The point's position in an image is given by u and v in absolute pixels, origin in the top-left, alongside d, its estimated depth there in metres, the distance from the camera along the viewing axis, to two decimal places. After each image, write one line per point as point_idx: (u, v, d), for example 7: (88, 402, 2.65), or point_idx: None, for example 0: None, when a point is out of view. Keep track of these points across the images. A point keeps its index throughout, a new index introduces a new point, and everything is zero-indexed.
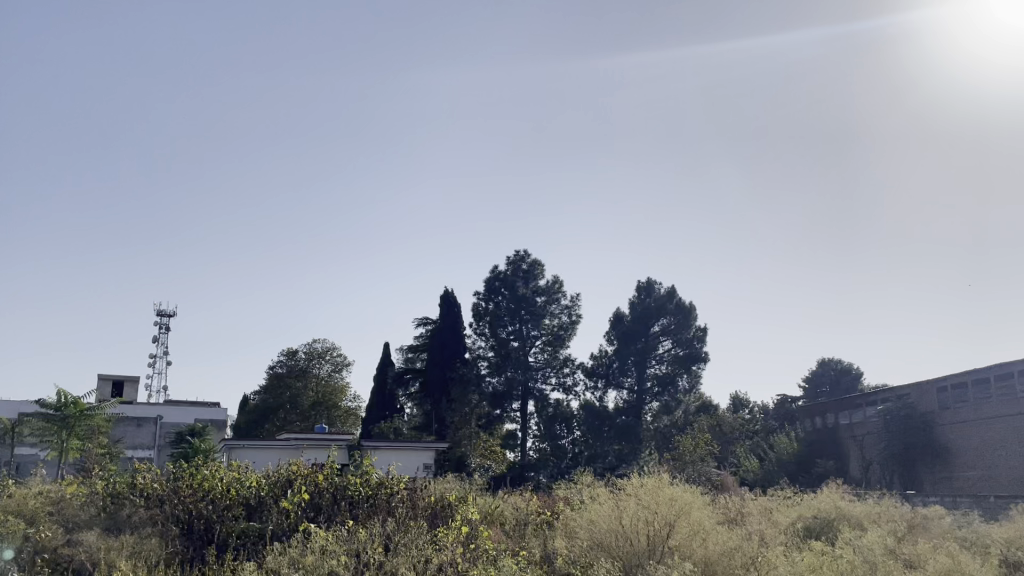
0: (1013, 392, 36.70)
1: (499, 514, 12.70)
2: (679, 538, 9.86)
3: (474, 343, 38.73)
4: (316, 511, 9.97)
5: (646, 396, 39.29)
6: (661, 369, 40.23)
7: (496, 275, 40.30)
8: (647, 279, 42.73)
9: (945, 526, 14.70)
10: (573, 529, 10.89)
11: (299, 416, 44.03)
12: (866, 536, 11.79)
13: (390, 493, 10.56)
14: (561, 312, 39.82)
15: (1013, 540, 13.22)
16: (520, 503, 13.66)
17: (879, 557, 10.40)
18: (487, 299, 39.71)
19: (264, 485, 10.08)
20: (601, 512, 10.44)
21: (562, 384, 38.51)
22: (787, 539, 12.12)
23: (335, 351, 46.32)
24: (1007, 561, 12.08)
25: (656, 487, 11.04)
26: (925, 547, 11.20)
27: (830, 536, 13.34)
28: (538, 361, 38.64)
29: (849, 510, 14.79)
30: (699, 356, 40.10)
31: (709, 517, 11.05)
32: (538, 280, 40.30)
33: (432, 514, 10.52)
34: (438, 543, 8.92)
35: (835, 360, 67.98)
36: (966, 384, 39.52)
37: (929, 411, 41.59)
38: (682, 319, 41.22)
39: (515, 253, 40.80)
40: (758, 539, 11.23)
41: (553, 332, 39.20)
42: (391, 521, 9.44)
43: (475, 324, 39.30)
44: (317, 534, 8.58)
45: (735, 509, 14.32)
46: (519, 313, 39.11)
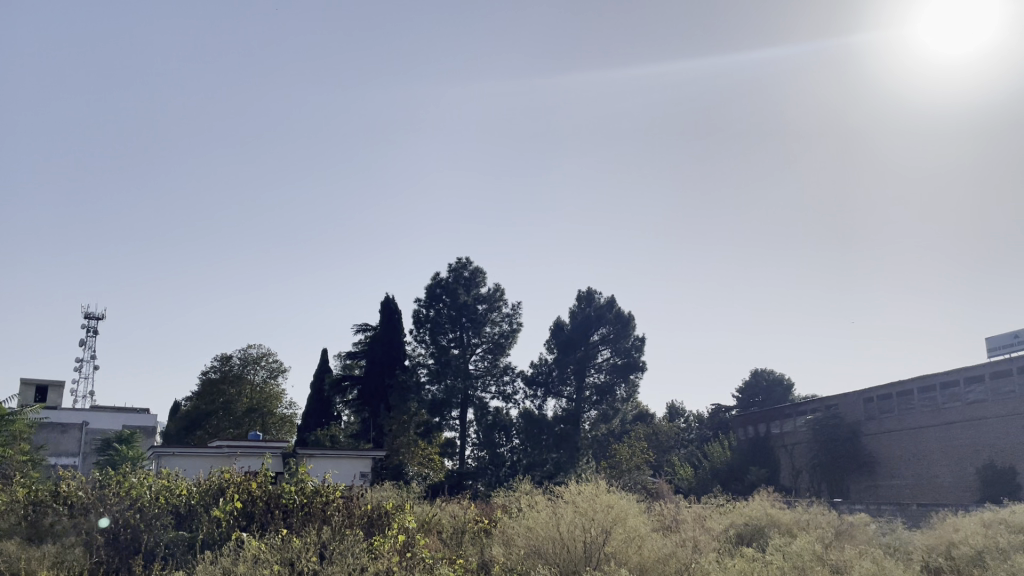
0: (934, 403, 38.22)
1: (437, 521, 12.63)
2: (614, 544, 9.96)
3: (414, 350, 38.49)
4: (248, 520, 9.76)
5: (585, 404, 39.49)
6: (600, 378, 40.64)
7: (438, 281, 40.18)
8: (588, 289, 43.32)
9: (868, 532, 15.17)
10: (510, 538, 10.88)
11: (233, 422, 43.03)
12: (796, 542, 12.09)
13: (325, 501, 10.46)
14: (502, 320, 39.91)
15: (934, 547, 13.69)
16: (458, 512, 13.60)
17: (809, 563, 10.67)
18: (428, 306, 39.57)
19: (194, 494, 9.86)
20: (538, 521, 10.51)
21: (502, 392, 38.57)
22: (720, 545, 12.33)
23: (270, 357, 45.51)
24: (930, 568, 12.49)
25: (593, 494, 11.17)
26: (852, 552, 11.56)
27: (760, 543, 13.65)
28: (478, 369, 38.56)
29: (777, 516, 15.16)
30: (637, 364, 40.51)
31: (644, 523, 11.24)
32: (479, 288, 40.41)
33: (368, 523, 10.42)
34: (373, 552, 8.82)
35: (768, 371, 69.59)
36: (890, 395, 40.95)
37: (855, 421, 42.94)
38: (621, 329, 41.80)
39: (456, 260, 40.82)
40: (691, 546, 11.39)
41: (494, 340, 39.25)
42: (327, 529, 9.30)
43: (416, 330, 39.08)
44: (250, 542, 8.41)
45: (671, 517, 14.57)
46: (460, 321, 39.08)
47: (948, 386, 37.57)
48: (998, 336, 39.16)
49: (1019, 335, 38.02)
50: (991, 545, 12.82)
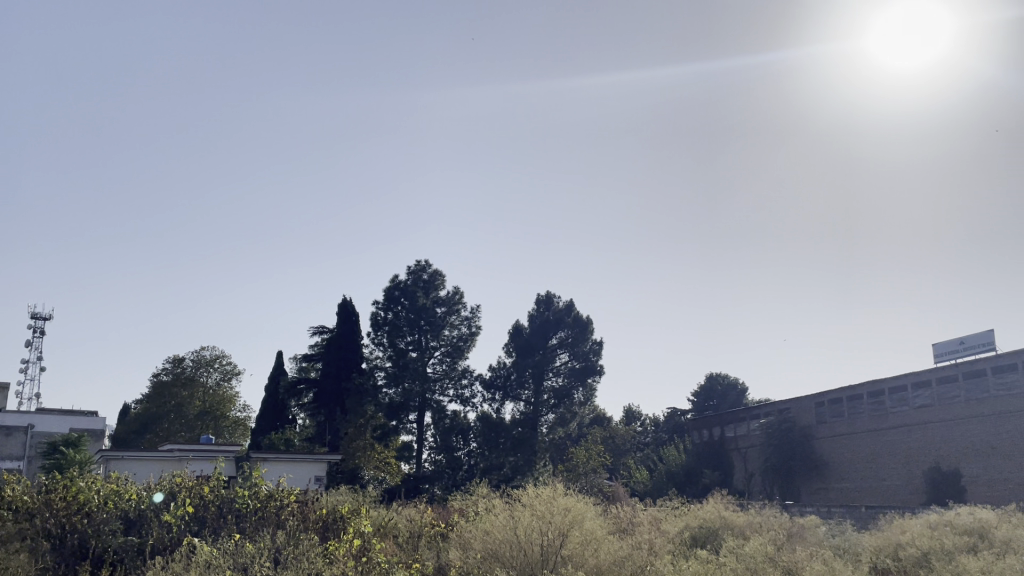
0: (883, 407, 39.15)
1: (393, 525, 12.57)
2: (571, 547, 10.00)
3: (371, 353, 38.24)
4: (199, 525, 9.60)
5: (542, 408, 39.60)
6: (557, 381, 40.77)
7: (397, 284, 39.94)
8: (546, 292, 43.46)
9: (819, 535, 15.46)
10: (467, 542, 10.86)
11: (186, 426, 42.37)
12: (748, 544, 12.28)
13: (280, 506, 10.35)
14: (461, 323, 39.85)
15: (881, 548, 14.03)
16: (415, 516, 13.56)
17: (761, 564, 10.90)
18: (386, 308, 39.32)
19: (143, 498, 9.65)
20: (496, 524, 10.51)
21: (460, 396, 38.50)
22: (675, 547, 12.50)
23: (224, 359, 44.84)
24: (878, 569, 12.79)
25: (551, 497, 11.22)
26: (803, 554, 11.76)
27: (714, 545, 13.83)
28: (436, 372, 38.45)
29: (731, 518, 15.37)
30: (595, 369, 40.80)
31: (601, 526, 11.33)
32: (438, 290, 40.29)
33: (323, 528, 10.35)
34: (329, 557, 8.72)
35: (723, 375, 70.48)
36: (841, 399, 41.79)
37: (807, 425, 43.76)
38: (580, 332, 42.07)
39: (415, 262, 40.66)
40: (647, 548, 11.53)
41: (453, 343, 39.16)
42: (282, 533, 9.21)
43: (374, 333, 38.77)
44: (201, 546, 8.27)
45: (626, 519, 14.67)
46: (419, 324, 38.93)
47: (896, 391, 38.50)
48: (945, 342, 40.22)
49: (965, 341, 39.12)
50: (936, 547, 13.18)
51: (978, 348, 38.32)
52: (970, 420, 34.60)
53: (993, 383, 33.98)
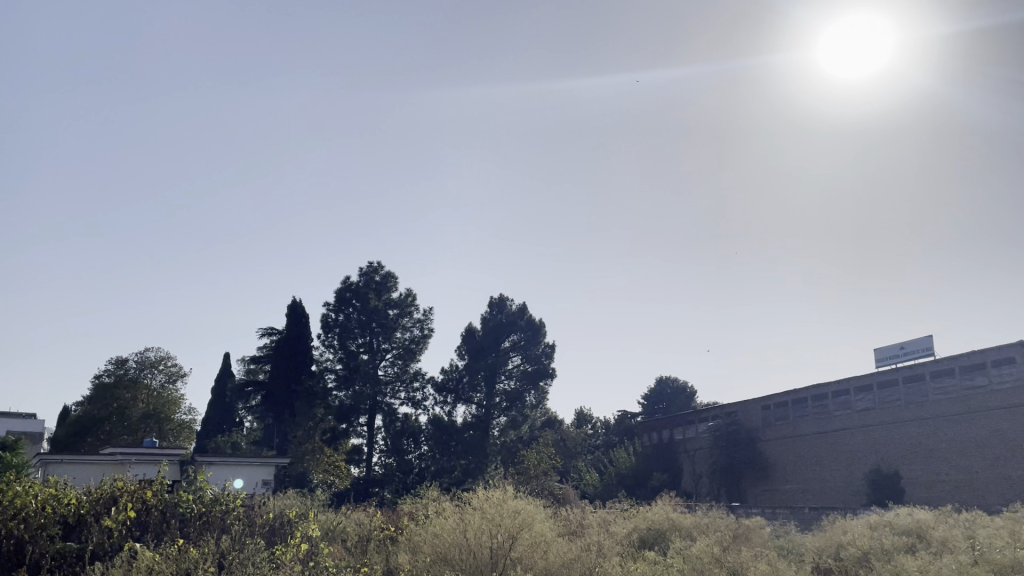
0: (826, 410, 40.11)
1: (342, 529, 12.43)
2: (520, 549, 10.03)
3: (322, 355, 37.86)
4: (142, 530, 9.41)
5: (494, 410, 39.65)
6: (510, 384, 40.77)
7: (348, 285, 39.59)
8: (499, 295, 43.47)
9: (764, 535, 15.77)
10: (416, 545, 10.85)
11: (127, 429, 41.20)
12: (694, 546, 12.44)
13: (225, 510, 10.18)
14: (414, 325, 39.75)
15: (823, 549, 14.34)
16: (364, 520, 13.43)
17: (708, 564, 11.10)
18: (337, 310, 38.92)
19: (84, 503, 9.37)
20: (445, 526, 10.52)
21: (412, 399, 38.33)
22: (623, 549, 12.62)
23: (169, 361, 43.97)
24: (821, 569, 13.07)
25: (501, 500, 11.21)
26: (747, 555, 11.98)
27: (662, 547, 13.97)
28: (388, 375, 38.27)
29: (679, 520, 15.54)
30: (547, 372, 40.98)
31: (551, 528, 11.36)
32: (391, 293, 40.07)
33: (269, 531, 10.26)
34: (276, 562, 8.60)
35: (672, 378, 71.41)
36: (786, 403, 42.70)
37: (753, 428, 44.60)
38: (532, 335, 42.21)
39: (368, 264, 40.39)
40: (596, 550, 11.59)
41: (405, 346, 39.05)
42: (228, 538, 9.09)
43: (324, 335, 38.36)
44: (144, 551, 8.10)
45: (576, 521, 14.75)
46: (370, 326, 38.62)
47: (840, 395, 39.48)
48: (886, 347, 41.32)
49: (904, 347, 40.28)
50: (876, 547, 13.52)
51: (918, 353, 39.48)
52: (910, 424, 35.58)
53: (932, 388, 35.02)
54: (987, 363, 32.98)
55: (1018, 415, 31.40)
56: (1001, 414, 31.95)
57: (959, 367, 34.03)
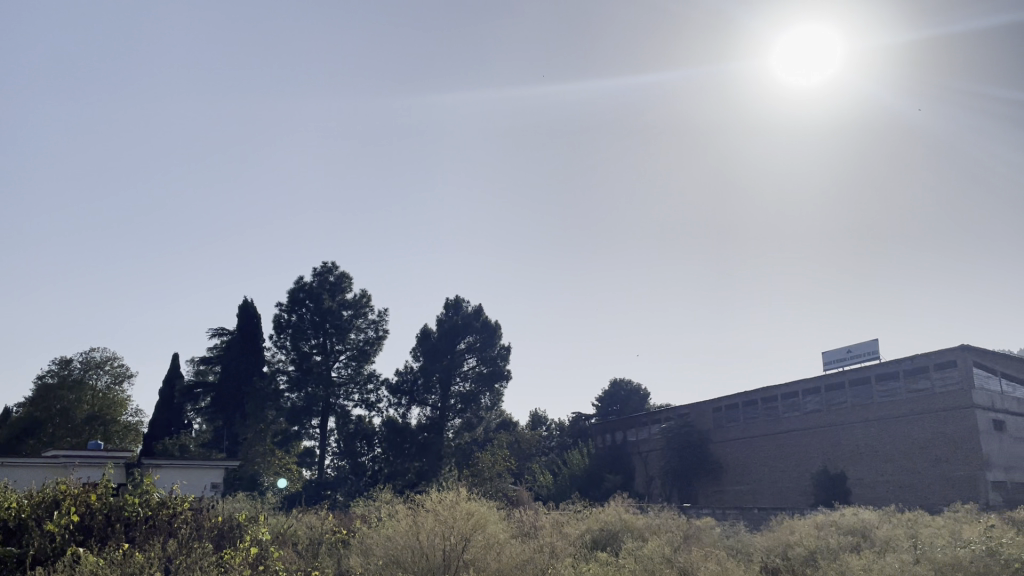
0: (776, 412, 40.88)
1: (292, 533, 12.28)
2: (473, 551, 10.03)
3: (273, 356, 37.34)
4: (85, 533, 9.17)
5: (449, 413, 39.55)
6: (464, 386, 40.65)
7: (301, 285, 39.08)
8: (455, 296, 43.41)
9: (714, 535, 16.03)
10: (368, 547, 10.78)
11: (71, 431, 40.04)
12: (646, 547, 12.56)
13: (172, 513, 9.98)
14: (368, 326, 39.53)
15: (770, 548, 14.59)
16: (315, 523, 13.28)
17: (658, 564, 11.25)
18: (290, 310, 38.38)
19: (24, 505, 9.07)
20: (398, 528, 10.46)
21: (365, 400, 38.08)
22: (575, 550, 12.68)
23: (116, 362, 43.07)
24: (768, 569, 13.27)
25: (455, 502, 11.15)
26: (697, 555, 12.14)
27: (614, 548, 14.09)
28: (341, 377, 38.16)
29: (631, 522, 15.67)
30: (502, 374, 40.95)
31: (504, 530, 11.34)
32: (345, 294, 39.72)
33: (218, 535, 10.10)
34: (225, 566, 8.46)
35: (626, 381, 72.04)
36: (737, 405, 43.44)
37: (704, 429, 45.23)
38: (488, 337, 42.16)
39: (322, 264, 39.98)
40: (549, 551, 11.63)
41: (358, 347, 38.83)
42: (173, 541, 8.92)
43: (277, 336, 37.80)
44: (89, 555, 7.89)
45: (529, 523, 14.78)
46: (324, 327, 38.24)
47: (789, 397, 40.29)
48: (832, 350, 42.27)
49: (851, 350, 41.22)
50: (822, 547, 13.79)
51: (864, 356, 40.45)
52: (856, 425, 36.42)
53: (878, 390, 35.94)
54: (930, 366, 33.96)
55: (959, 417, 32.35)
56: (943, 416, 32.90)
57: (903, 370, 34.97)
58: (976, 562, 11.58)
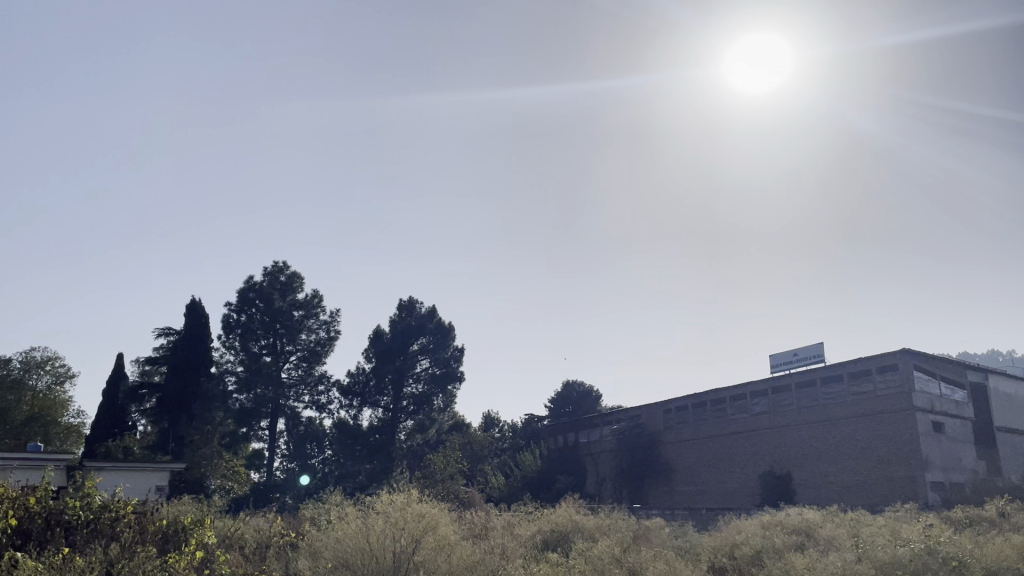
0: (724, 414, 41.56)
1: (239, 535, 12.09)
2: (423, 552, 10.00)
3: (222, 357, 36.71)
4: (24, 538, 8.90)
5: (401, 414, 39.44)
6: (417, 388, 40.41)
7: (251, 285, 38.46)
8: (409, 297, 43.23)
9: (663, 535, 16.24)
10: (316, 550, 10.67)
11: (10, 433, 38.37)
12: (596, 547, 12.68)
13: (115, 517, 9.73)
14: (319, 326, 39.11)
15: (717, 548, 14.82)
16: (262, 525, 13.11)
17: (607, 564, 11.36)
18: (239, 310, 37.77)
19: None
20: (347, 531, 10.35)
21: (316, 402, 37.66)
22: (526, 551, 12.72)
23: (58, 362, 41.98)
24: (715, 568, 13.47)
25: (405, 504, 11.09)
26: (646, 555, 12.26)
27: (564, 548, 14.17)
28: (291, 378, 37.89)
29: (581, 522, 15.79)
30: (455, 375, 40.94)
31: (455, 532, 11.33)
32: (296, 293, 39.22)
33: (162, 539, 9.92)
34: (169, 570, 8.29)
35: (578, 383, 72.47)
36: (686, 406, 44.05)
37: (655, 431, 45.73)
38: (441, 339, 42.08)
39: (273, 264, 39.45)
40: (499, 553, 11.64)
41: (309, 348, 38.50)
42: (116, 545, 8.71)
43: (225, 336, 37.18)
44: (23, 560, 7.65)
45: (480, 524, 14.80)
46: (274, 327, 37.74)
47: (737, 399, 41.03)
48: (779, 353, 43.11)
49: (797, 353, 42.06)
50: (767, 547, 14.05)
51: (810, 359, 41.33)
52: (801, 426, 37.22)
53: (822, 393, 36.81)
54: (872, 369, 34.88)
55: (900, 419, 33.23)
56: (886, 417, 33.76)
57: (848, 373, 35.83)
58: (915, 561, 11.91)
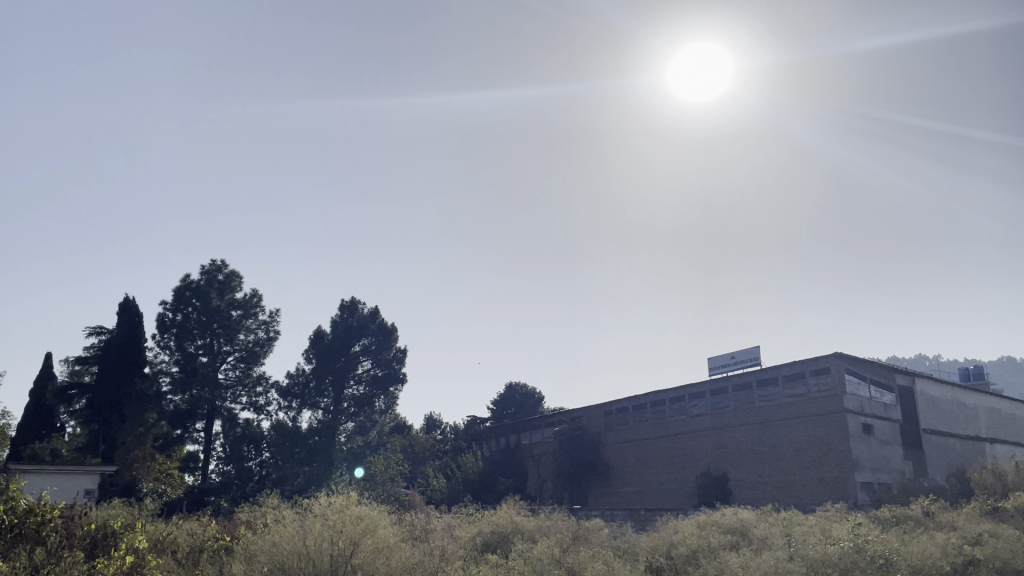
0: (663, 415, 42.20)
1: (172, 540, 11.79)
2: (362, 556, 9.89)
3: (156, 357, 35.79)
4: None
5: (342, 416, 38.96)
6: (358, 390, 40.13)
7: (188, 284, 37.54)
8: (351, 297, 42.84)
9: (602, 536, 16.43)
10: (252, 553, 10.47)
11: None
12: (535, 548, 12.77)
13: (42, 521, 9.38)
14: (258, 327, 38.44)
15: (656, 547, 15.02)
16: (196, 529, 12.82)
17: (546, 565, 11.42)
18: (175, 309, 36.84)
19: None
20: (284, 534, 10.17)
21: (254, 403, 37.00)
22: (466, 553, 12.72)
23: None
24: (653, 567, 13.66)
25: (343, 505, 10.97)
26: (585, 556, 12.36)
27: (504, 550, 14.19)
28: (229, 379, 37.15)
29: (521, 523, 15.86)
30: (398, 377, 40.76)
31: (394, 534, 11.26)
32: (234, 292, 38.42)
33: (91, 544, 9.65)
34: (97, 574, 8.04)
35: (521, 385, 72.71)
36: (627, 408, 44.58)
37: (596, 432, 46.14)
38: (383, 340, 41.74)
39: (210, 262, 38.58)
40: (438, 555, 11.61)
41: (247, 348, 37.83)
42: (42, 550, 8.42)
43: (159, 335, 36.26)
44: None
45: (421, 526, 14.72)
46: (211, 327, 36.93)
47: (676, 401, 41.70)
48: (717, 356, 43.96)
49: (735, 356, 42.96)
50: (703, 547, 14.34)
51: (746, 362, 42.26)
52: (737, 428, 38.01)
53: (758, 395, 37.68)
54: (806, 372, 35.81)
55: (831, 420, 34.24)
56: (818, 420, 34.73)
57: (782, 376, 36.78)
58: (844, 559, 12.26)
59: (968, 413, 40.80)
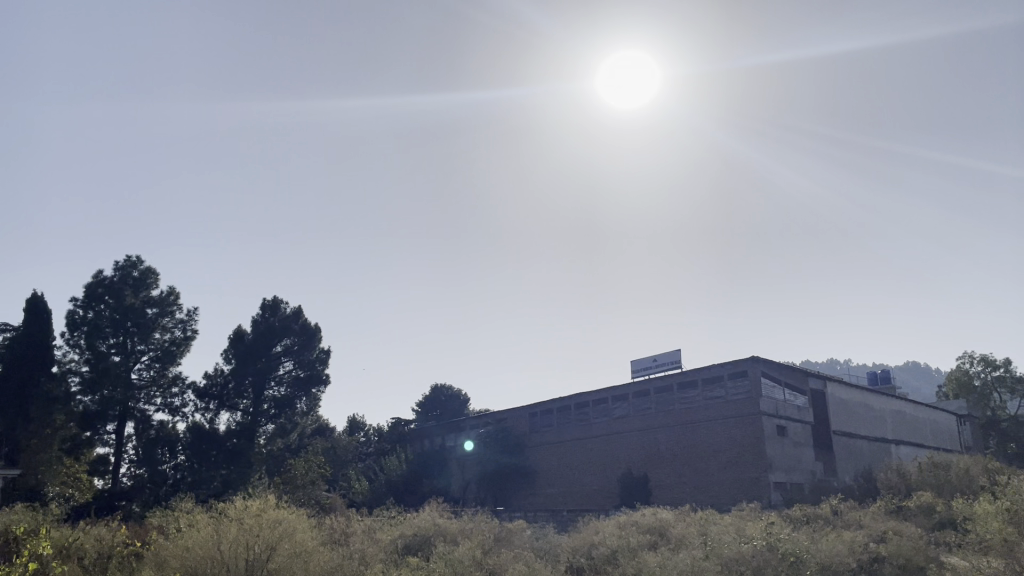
0: (586, 416, 42.74)
1: (77, 546, 11.32)
2: (278, 561, 9.71)
3: (65, 356, 34.27)
4: None
5: (261, 418, 37.75)
6: (279, 391, 39.48)
7: (101, 281, 36.11)
8: (273, 297, 41.81)
9: (523, 537, 16.51)
10: (162, 559, 10.14)
11: None
12: (457, 550, 12.79)
13: None
14: (175, 326, 37.34)
15: (576, 548, 15.16)
16: (105, 534, 12.35)
17: (466, 567, 11.44)
18: (86, 307, 35.40)
19: None
20: (197, 538, 9.89)
21: (168, 404, 35.81)
22: (385, 556, 12.63)
23: None
24: (573, 568, 13.84)
25: (260, 509, 10.74)
26: (506, 558, 12.41)
27: (426, 552, 14.15)
28: (143, 379, 35.90)
29: (444, 526, 15.80)
30: (320, 377, 40.09)
31: (313, 538, 11.10)
32: (150, 290, 37.20)
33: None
34: None
35: (447, 387, 72.40)
36: (551, 410, 44.97)
37: (520, 434, 46.33)
38: (305, 341, 41.05)
39: (125, 258, 37.19)
40: (358, 558, 11.50)
41: (163, 348, 36.66)
42: None
43: (69, 334, 34.75)
44: None
45: (341, 530, 14.50)
46: (124, 326, 35.63)
47: (599, 403, 42.27)
48: (640, 359, 44.73)
49: (657, 359, 43.79)
50: (622, 546, 14.60)
51: (667, 365, 43.14)
52: (658, 430, 38.74)
53: (678, 398, 38.52)
54: (724, 376, 36.77)
55: (747, 422, 35.23)
56: (735, 421, 35.70)
57: (702, 379, 37.68)
58: (756, 558, 12.64)
59: (875, 415, 42.53)
